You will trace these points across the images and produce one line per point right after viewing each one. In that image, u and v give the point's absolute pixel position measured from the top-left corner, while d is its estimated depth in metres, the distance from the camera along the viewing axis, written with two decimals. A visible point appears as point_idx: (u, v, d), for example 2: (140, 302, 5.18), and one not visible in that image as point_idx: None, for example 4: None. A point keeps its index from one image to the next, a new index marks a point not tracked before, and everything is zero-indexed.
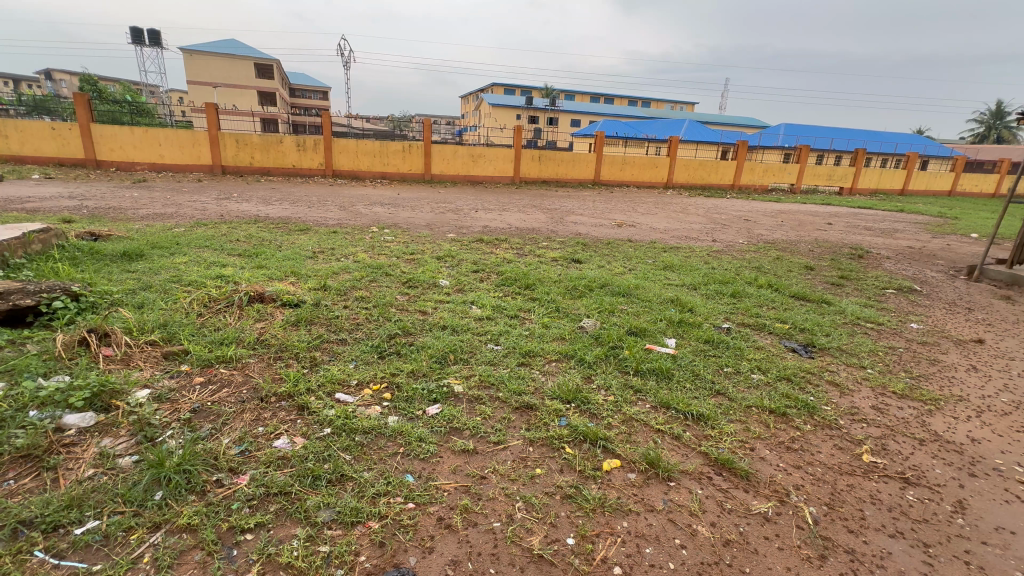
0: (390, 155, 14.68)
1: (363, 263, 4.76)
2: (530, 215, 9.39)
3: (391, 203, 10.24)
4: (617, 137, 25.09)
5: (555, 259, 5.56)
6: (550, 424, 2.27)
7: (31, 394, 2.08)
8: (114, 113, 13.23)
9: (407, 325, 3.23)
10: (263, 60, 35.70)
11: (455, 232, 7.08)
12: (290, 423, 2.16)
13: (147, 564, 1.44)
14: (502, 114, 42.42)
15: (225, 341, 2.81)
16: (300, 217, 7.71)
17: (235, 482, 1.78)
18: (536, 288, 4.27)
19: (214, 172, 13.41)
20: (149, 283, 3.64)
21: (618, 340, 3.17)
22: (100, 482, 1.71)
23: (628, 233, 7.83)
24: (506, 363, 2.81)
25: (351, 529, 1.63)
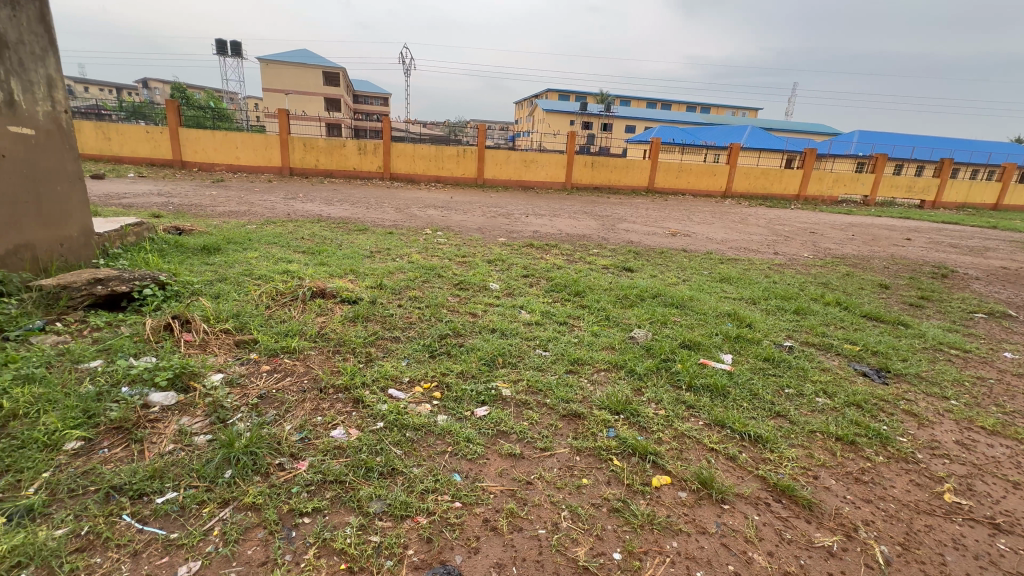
0: (445, 160, 15.09)
1: (416, 264, 4.90)
2: (581, 221, 9.35)
3: (444, 206, 10.51)
4: (672, 144, 24.49)
5: (606, 266, 5.49)
6: (598, 435, 2.23)
7: (124, 371, 2.31)
8: (199, 118, 14.50)
9: (458, 327, 3.30)
10: (331, 69, 37.80)
11: (506, 237, 7.14)
12: (346, 415, 2.25)
13: (217, 537, 1.55)
14: (555, 120, 42.45)
15: (290, 332, 2.99)
16: (359, 218, 8.08)
17: (295, 467, 1.89)
18: (586, 296, 4.22)
19: (282, 173, 14.34)
20: (223, 275, 3.93)
21: (670, 353, 3.07)
22: (179, 457, 1.87)
23: (683, 243, 7.59)
24: (554, 370, 2.80)
25: (401, 522, 1.67)
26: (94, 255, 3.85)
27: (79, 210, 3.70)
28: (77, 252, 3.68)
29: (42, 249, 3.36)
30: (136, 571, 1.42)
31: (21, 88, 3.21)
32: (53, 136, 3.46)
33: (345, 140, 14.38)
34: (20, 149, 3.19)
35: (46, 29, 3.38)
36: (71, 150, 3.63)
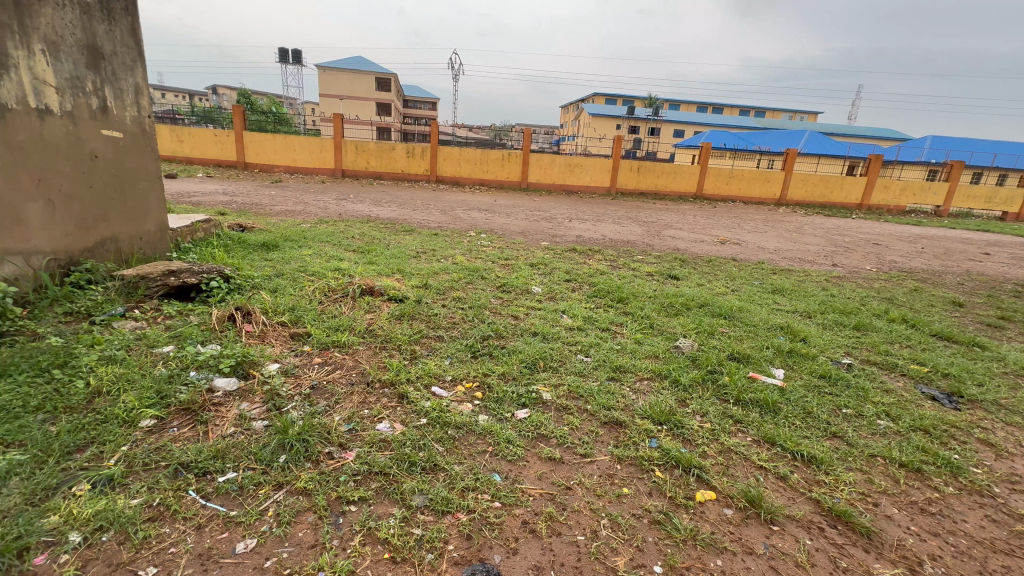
0: (490, 163, 15.30)
1: (460, 266, 4.98)
2: (625, 227, 9.21)
3: (488, 209, 10.65)
4: (723, 150, 23.70)
5: (651, 273, 5.38)
6: (640, 444, 2.20)
7: (192, 357, 2.49)
8: (262, 122, 15.40)
9: (500, 329, 3.33)
10: (384, 75, 39.18)
11: (549, 241, 7.14)
12: (391, 409, 2.33)
13: (271, 518, 1.64)
14: (602, 125, 42.00)
15: (341, 327, 3.12)
16: (406, 219, 8.31)
17: (343, 456, 1.97)
18: (629, 302, 4.15)
19: (335, 175, 14.98)
20: (281, 270, 4.15)
21: (717, 364, 2.98)
22: (239, 439, 1.99)
23: (732, 251, 7.32)
24: (595, 376, 2.78)
25: (442, 517, 1.71)
26: (168, 249, 4.17)
27: (156, 207, 4.02)
28: (154, 245, 4.00)
29: (125, 242, 3.67)
30: (199, 543, 1.52)
31: (113, 94, 3.52)
32: (137, 139, 3.77)
33: (394, 144, 14.85)
34: (110, 151, 3.50)
35: (135, 41, 3.69)
36: (152, 152, 3.95)
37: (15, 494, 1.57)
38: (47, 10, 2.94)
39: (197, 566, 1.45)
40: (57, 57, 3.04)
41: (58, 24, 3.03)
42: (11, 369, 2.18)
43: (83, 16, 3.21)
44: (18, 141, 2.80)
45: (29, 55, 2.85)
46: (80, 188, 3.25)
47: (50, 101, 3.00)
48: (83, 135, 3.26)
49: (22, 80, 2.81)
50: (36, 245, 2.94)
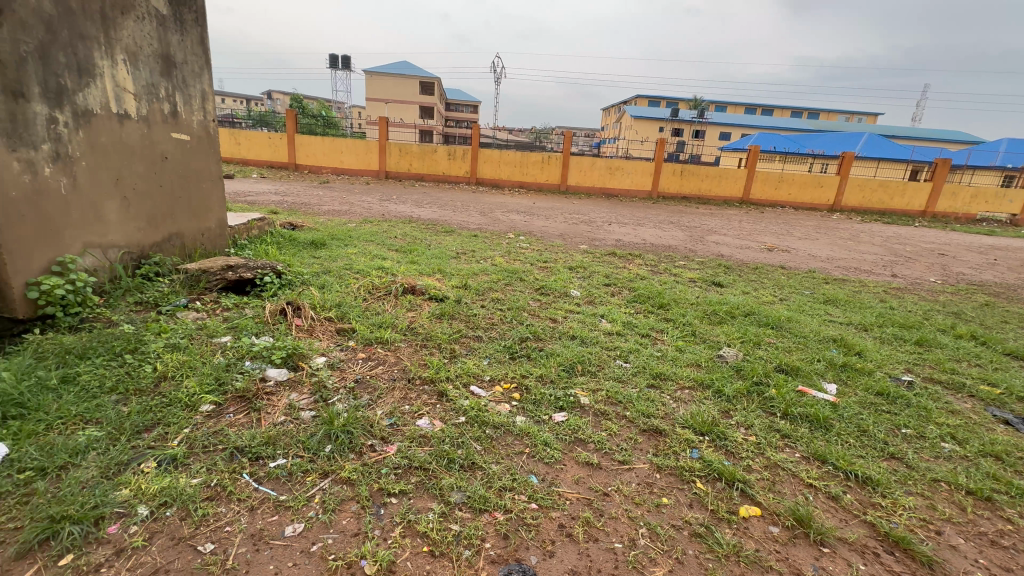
0: (530, 166, 15.33)
1: (499, 267, 5.02)
2: (667, 232, 9.01)
3: (527, 211, 10.67)
4: (772, 153, 22.79)
5: (694, 279, 5.24)
6: (680, 454, 2.14)
7: (247, 348, 2.63)
8: (312, 126, 16.09)
9: (538, 331, 3.33)
10: (428, 79, 40.04)
11: (588, 244, 7.07)
12: (431, 406, 2.37)
13: (318, 504, 1.71)
14: (644, 127, 41.25)
15: (384, 324, 3.21)
16: (447, 220, 8.46)
17: (385, 449, 2.03)
18: (670, 309, 4.06)
19: (379, 176, 15.42)
20: (328, 268, 4.31)
21: (764, 376, 2.86)
22: (288, 427, 2.09)
23: (781, 259, 7.01)
24: (635, 383, 2.73)
25: (479, 515, 1.73)
26: (225, 245, 4.42)
27: (217, 205, 4.27)
28: (214, 241, 4.26)
29: (188, 238, 3.93)
30: (252, 524, 1.60)
31: (183, 100, 3.78)
32: (202, 141, 4.03)
33: (436, 146, 15.14)
34: (178, 152, 3.76)
35: (203, 50, 3.94)
36: (214, 154, 4.20)
37: (93, 467, 1.72)
38: (129, 23, 3.19)
39: (249, 546, 1.53)
40: (135, 66, 3.29)
41: (138, 35, 3.28)
42: (89, 352, 2.38)
43: (159, 28, 3.46)
44: (101, 144, 3.05)
45: (112, 64, 3.10)
46: (151, 187, 3.50)
47: (129, 106, 3.25)
48: (156, 137, 3.52)
49: (106, 87, 3.06)
50: (113, 240, 3.19)
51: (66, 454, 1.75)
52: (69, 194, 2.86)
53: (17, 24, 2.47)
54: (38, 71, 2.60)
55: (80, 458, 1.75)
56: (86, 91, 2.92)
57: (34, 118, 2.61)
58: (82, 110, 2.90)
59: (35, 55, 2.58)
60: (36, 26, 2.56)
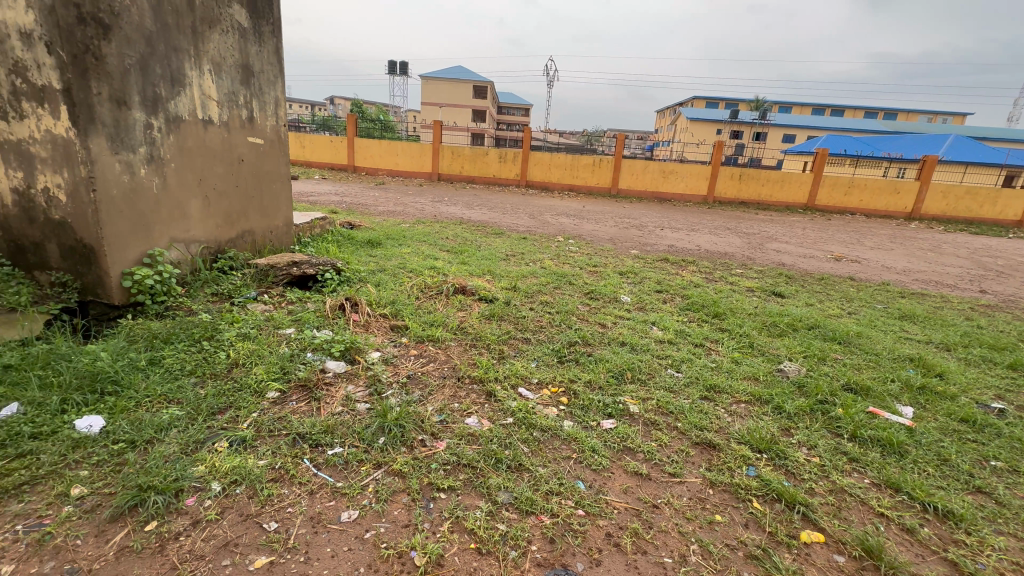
0: (581, 169, 15.21)
1: (548, 270, 5.02)
2: (723, 238, 8.66)
3: (576, 215, 10.60)
4: (842, 156, 21.36)
5: (752, 288, 5.01)
6: (735, 471, 2.05)
7: (309, 340, 2.78)
8: (370, 130, 16.78)
9: (587, 336, 3.29)
10: (481, 83, 40.68)
11: (639, 249, 6.92)
12: (480, 405, 2.41)
13: (371, 493, 1.78)
14: (700, 129, 39.87)
15: (435, 323, 3.30)
16: (496, 222, 8.56)
17: (435, 445, 2.08)
18: (726, 318, 3.89)
19: (431, 178, 15.84)
20: (383, 266, 4.48)
21: (829, 394, 2.68)
22: (345, 418, 2.19)
23: (850, 270, 6.56)
24: (687, 393, 2.64)
25: (526, 517, 1.73)
26: (291, 242, 4.69)
27: (285, 205, 4.55)
28: (281, 239, 4.54)
29: (259, 234, 4.21)
30: (311, 507, 1.69)
31: (259, 106, 4.05)
32: (274, 145, 4.31)
33: (488, 149, 15.36)
34: (253, 155, 4.03)
35: (278, 60, 4.22)
36: (284, 156, 4.47)
37: (174, 443, 1.87)
38: (215, 36, 3.46)
39: (309, 528, 1.61)
40: (219, 75, 3.57)
41: (223, 47, 3.55)
42: (173, 337, 2.60)
43: (241, 40, 3.73)
44: (188, 147, 3.33)
45: (200, 74, 3.37)
46: (228, 187, 3.78)
47: (212, 112, 3.52)
48: (234, 141, 3.79)
49: (194, 95, 3.33)
50: (195, 235, 3.47)
51: (152, 429, 1.92)
52: (160, 193, 3.14)
53: (123, 40, 2.74)
54: (139, 81, 2.87)
55: (164, 434, 1.92)
56: (177, 99, 3.20)
57: (134, 124, 2.88)
58: (173, 117, 3.18)
59: (136, 68, 2.85)
60: (138, 41, 2.83)
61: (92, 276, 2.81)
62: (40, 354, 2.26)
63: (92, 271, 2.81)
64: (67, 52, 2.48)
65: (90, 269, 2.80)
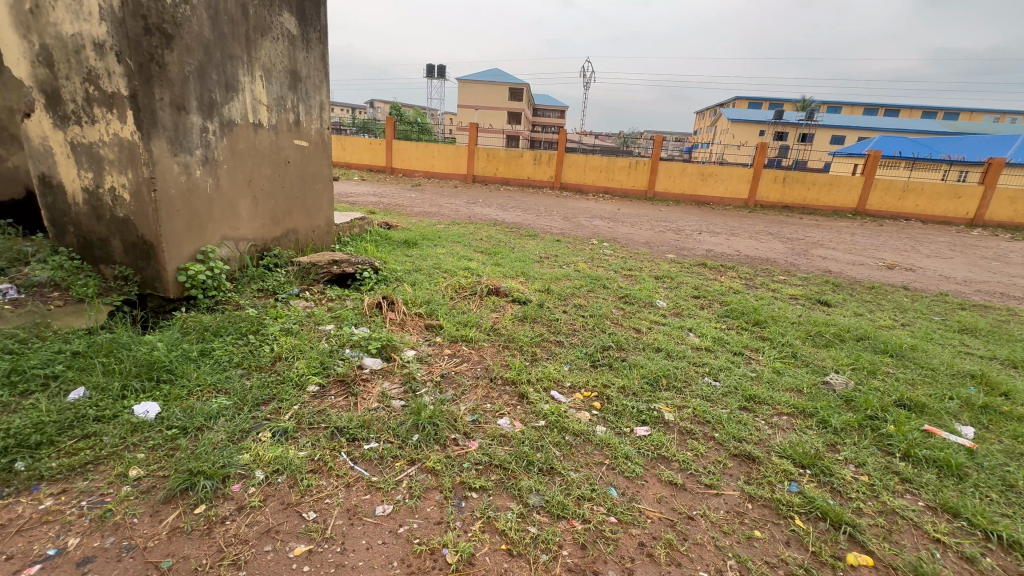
0: (616, 171, 15.03)
1: (582, 273, 4.98)
2: (765, 243, 8.36)
3: (611, 217, 10.47)
4: (896, 159, 20.23)
5: (796, 296, 4.81)
6: (776, 486, 1.98)
7: (348, 336, 2.86)
8: (408, 132, 17.15)
9: (621, 340, 3.25)
10: (517, 85, 40.84)
11: (675, 253, 6.78)
12: (512, 407, 2.41)
13: (404, 489, 1.81)
14: (742, 130, 38.64)
15: (469, 323, 3.33)
16: (530, 224, 8.57)
17: (467, 444, 2.10)
18: (768, 327, 3.75)
19: (466, 180, 16.02)
20: (419, 266, 4.56)
21: (879, 410, 2.54)
22: (381, 414, 2.24)
23: (903, 278, 6.20)
24: (725, 403, 2.56)
25: (557, 521, 1.72)
26: (331, 241, 4.85)
27: (326, 205, 4.70)
28: (322, 238, 4.69)
29: (302, 233, 4.37)
30: (348, 500, 1.74)
31: (305, 110, 4.21)
32: (318, 148, 4.46)
33: (523, 151, 15.40)
34: (298, 157, 4.19)
35: (324, 65, 4.37)
36: (327, 158, 4.62)
37: (222, 431, 1.97)
38: (267, 43, 3.62)
39: (345, 519, 1.66)
40: (270, 81, 3.73)
41: (273, 54, 3.71)
42: (222, 330, 2.73)
43: (290, 47, 3.89)
44: (239, 149, 3.49)
45: (252, 80, 3.54)
46: (275, 187, 3.95)
47: (262, 116, 3.69)
48: (281, 144, 3.95)
49: (246, 100, 3.50)
50: (244, 233, 3.64)
51: (202, 417, 2.03)
52: (213, 193, 3.31)
53: (184, 48, 2.91)
54: (197, 88, 3.04)
55: (212, 422, 2.02)
56: (231, 104, 3.36)
57: (192, 128, 3.05)
58: (227, 121, 3.35)
59: (195, 75, 3.02)
60: (197, 49, 3.00)
61: (151, 271, 2.99)
62: (104, 342, 2.43)
63: (151, 266, 2.99)
64: (134, 61, 2.66)
65: (149, 264, 2.98)
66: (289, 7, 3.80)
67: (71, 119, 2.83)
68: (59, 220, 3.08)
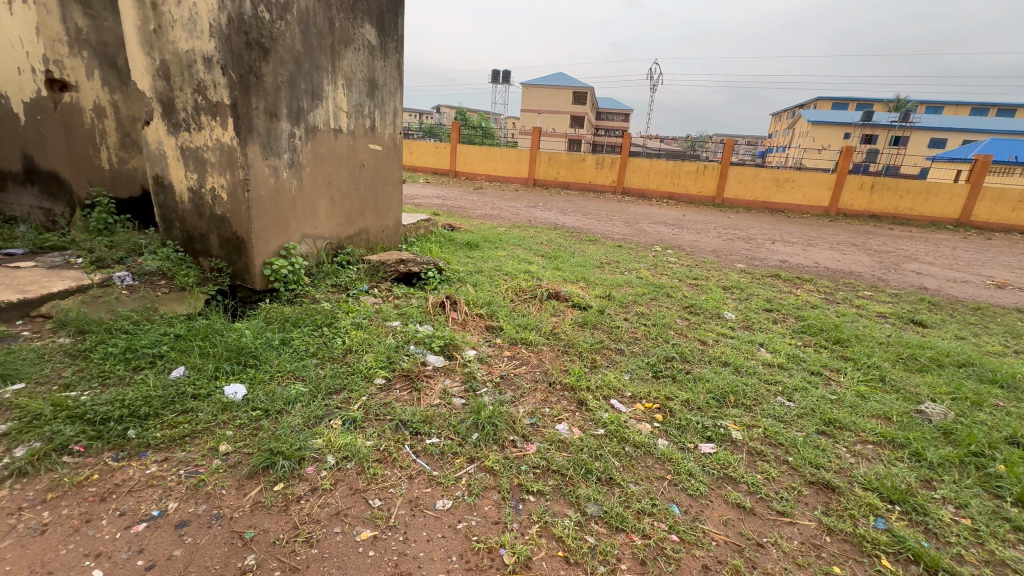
0: (682, 175, 14.49)
1: (644, 280, 4.85)
2: (848, 255, 7.71)
3: (675, 224, 10.12)
4: (1011, 164, 17.95)
5: (884, 314, 4.40)
6: (859, 520, 1.81)
7: (413, 333, 2.97)
8: (472, 137, 17.54)
9: (685, 352, 3.12)
10: (581, 89, 40.56)
11: (746, 263, 6.42)
12: (571, 413, 2.39)
13: (463, 486, 1.85)
14: (824, 133, 35.97)
15: (528, 326, 3.34)
16: (591, 229, 8.48)
17: (525, 447, 2.11)
18: (851, 346, 3.45)
19: (527, 184, 16.12)
20: (480, 268, 4.65)
21: (986, 445, 2.26)
22: (442, 410, 2.30)
23: (1017, 299, 5.48)
24: (800, 425, 2.39)
25: (615, 533, 1.69)
26: (398, 241, 5.06)
27: (395, 207, 4.91)
28: (390, 238, 4.91)
29: (373, 233, 4.60)
30: (410, 491, 1.80)
31: (380, 116, 4.42)
32: (391, 152, 4.67)
33: (585, 155, 15.26)
34: (372, 161, 4.42)
35: (399, 73, 4.57)
36: (397, 162, 4.83)
37: (299, 416, 2.11)
38: (349, 54, 3.85)
39: (407, 510, 1.72)
40: (350, 89, 3.96)
41: (354, 64, 3.93)
42: (300, 321, 2.93)
43: (369, 57, 4.11)
44: (321, 153, 3.74)
45: (334, 89, 3.77)
46: (350, 189, 4.18)
47: (342, 122, 3.92)
48: (358, 148, 4.18)
49: (328, 107, 3.73)
50: (321, 232, 3.89)
51: (282, 401, 2.18)
52: (297, 194, 3.57)
53: (278, 61, 3.16)
54: (287, 96, 3.29)
55: (291, 407, 2.17)
56: (315, 111, 3.61)
57: (281, 133, 3.31)
58: (311, 127, 3.59)
59: (286, 84, 3.27)
60: (289, 61, 3.25)
61: (241, 264, 3.27)
62: (201, 327, 2.68)
63: (241, 260, 3.27)
64: (236, 73, 2.92)
65: (240, 257, 3.27)
66: (370, 18, 4.02)
67: (182, 126, 3.17)
68: (167, 216, 3.45)
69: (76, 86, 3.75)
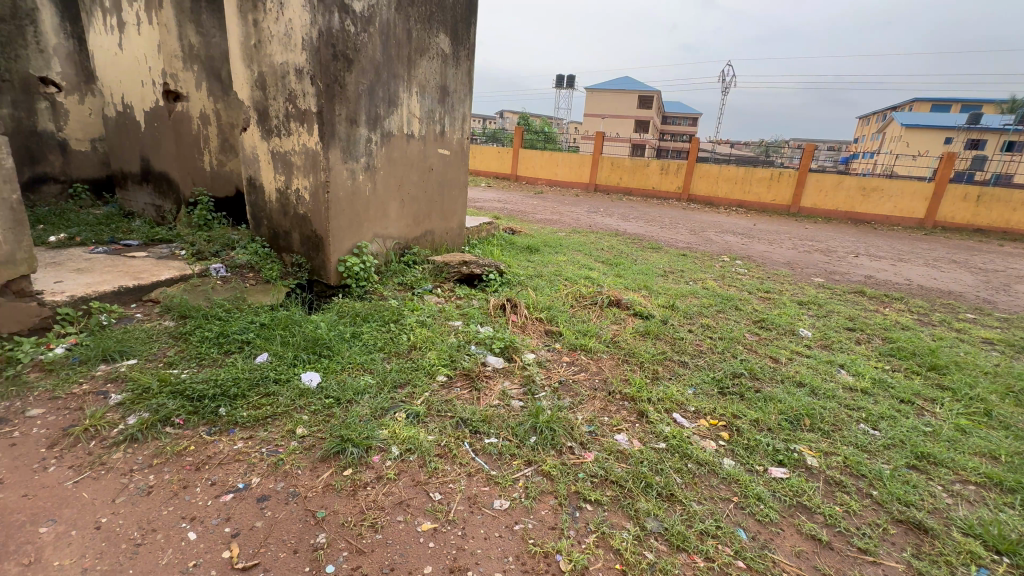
0: (754, 182, 13.72)
1: (711, 291, 4.64)
2: (947, 273, 6.95)
3: (745, 233, 9.61)
4: None
5: (991, 340, 3.92)
6: (958, 569, 1.63)
7: (474, 334, 3.03)
8: (534, 142, 17.65)
9: (755, 369, 2.95)
10: (647, 92, 39.60)
11: (825, 277, 5.97)
12: (630, 424, 2.34)
13: (521, 488, 1.87)
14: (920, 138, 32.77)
15: (588, 332, 3.31)
16: (654, 236, 8.24)
17: (583, 455, 2.09)
18: (949, 374, 3.10)
19: (588, 189, 15.96)
20: (541, 272, 4.66)
21: None
22: (501, 411, 2.33)
23: None
24: (886, 457, 2.19)
25: (676, 552, 1.63)
26: (461, 243, 5.18)
27: (460, 210, 5.05)
28: (454, 239, 5.05)
29: (438, 234, 4.75)
30: (469, 488, 1.84)
31: (450, 122, 4.57)
32: (458, 156, 4.81)
33: (649, 160, 14.87)
34: (440, 165, 4.57)
35: (469, 79, 4.69)
36: (464, 166, 4.95)
37: (366, 406, 2.22)
38: (424, 62, 4.01)
39: (466, 506, 1.76)
40: (423, 96, 4.13)
41: (428, 72, 4.10)
42: (370, 317, 3.09)
43: (442, 65, 4.26)
44: (394, 157, 3.92)
45: (409, 96, 3.95)
46: (419, 192, 4.35)
47: (415, 128, 4.09)
48: (428, 152, 4.34)
49: (403, 114, 3.91)
50: (391, 232, 4.08)
51: (351, 391, 2.31)
52: (371, 195, 3.77)
53: (359, 70, 3.37)
54: (367, 104, 3.49)
55: (360, 397, 2.29)
56: (391, 117, 3.79)
57: (360, 138, 3.51)
58: (387, 132, 3.78)
59: (366, 93, 3.47)
60: (369, 71, 3.45)
61: (319, 260, 3.50)
62: (283, 317, 2.90)
63: (319, 256, 3.50)
64: (323, 83, 3.14)
65: (318, 254, 3.50)
66: (445, 28, 4.17)
67: (274, 132, 3.45)
68: (257, 214, 3.76)
69: (187, 97, 4.20)
